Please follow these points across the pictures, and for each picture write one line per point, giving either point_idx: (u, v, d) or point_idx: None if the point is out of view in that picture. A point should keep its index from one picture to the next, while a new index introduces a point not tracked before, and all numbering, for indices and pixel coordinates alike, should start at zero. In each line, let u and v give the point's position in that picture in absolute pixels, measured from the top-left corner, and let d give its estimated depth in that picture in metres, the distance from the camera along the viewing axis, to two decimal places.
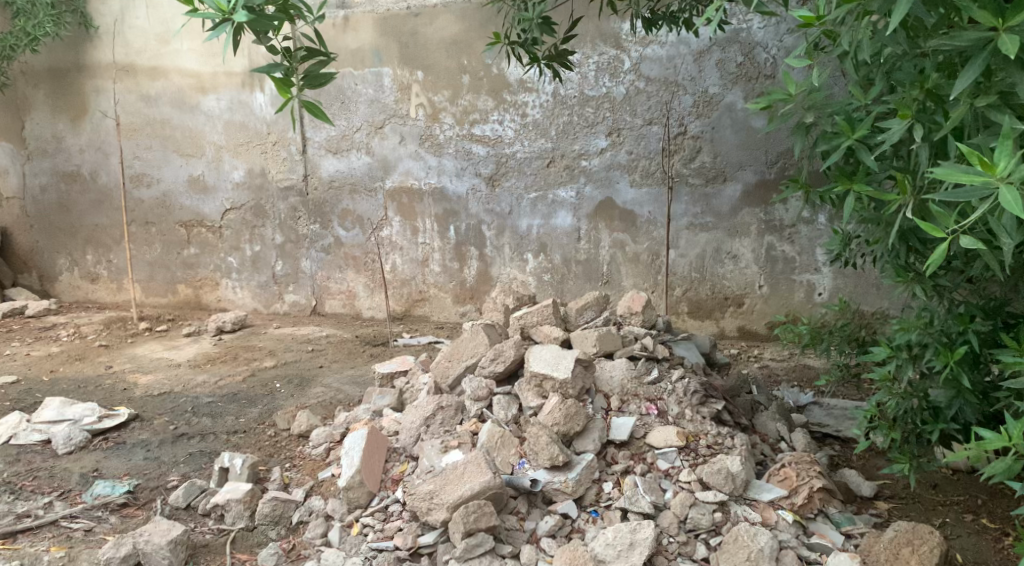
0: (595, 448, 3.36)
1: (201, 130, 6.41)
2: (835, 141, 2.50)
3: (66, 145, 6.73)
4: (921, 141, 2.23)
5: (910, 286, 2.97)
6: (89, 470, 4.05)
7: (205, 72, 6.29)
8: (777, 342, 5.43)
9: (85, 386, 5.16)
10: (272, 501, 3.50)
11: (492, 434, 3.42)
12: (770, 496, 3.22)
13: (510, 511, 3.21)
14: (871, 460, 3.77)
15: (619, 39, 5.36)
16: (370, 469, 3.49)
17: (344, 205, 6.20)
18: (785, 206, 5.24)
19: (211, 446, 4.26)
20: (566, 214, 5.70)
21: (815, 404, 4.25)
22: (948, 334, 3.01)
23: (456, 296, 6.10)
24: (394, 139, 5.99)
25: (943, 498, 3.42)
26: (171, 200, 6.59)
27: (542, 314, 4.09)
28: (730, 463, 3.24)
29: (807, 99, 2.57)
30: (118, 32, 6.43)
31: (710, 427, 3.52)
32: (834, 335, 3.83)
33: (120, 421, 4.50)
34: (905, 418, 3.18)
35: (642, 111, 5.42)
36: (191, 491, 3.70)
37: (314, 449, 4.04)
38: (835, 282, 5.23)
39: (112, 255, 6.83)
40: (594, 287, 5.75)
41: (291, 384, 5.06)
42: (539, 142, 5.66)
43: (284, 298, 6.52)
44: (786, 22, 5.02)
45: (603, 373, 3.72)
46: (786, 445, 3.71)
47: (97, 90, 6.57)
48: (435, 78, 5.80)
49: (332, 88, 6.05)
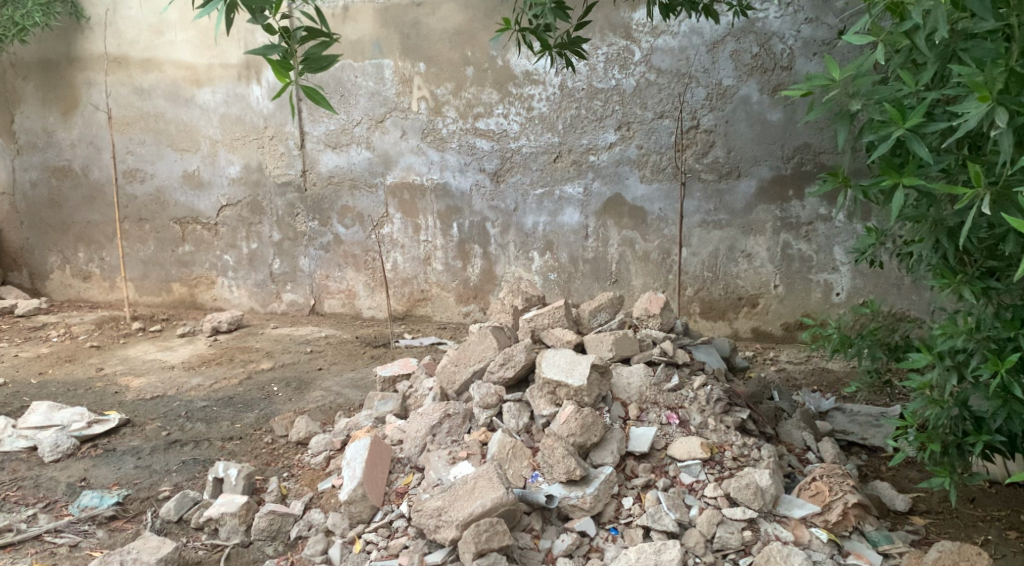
0: (614, 460, 3.16)
1: (195, 124, 6.19)
2: (884, 131, 2.29)
3: (57, 139, 6.51)
4: (1004, 127, 2.00)
5: (958, 288, 2.78)
6: (76, 480, 3.84)
7: (200, 65, 6.07)
8: (793, 344, 5.23)
9: (75, 389, 4.94)
10: (268, 515, 3.31)
11: (503, 445, 3.22)
12: (802, 513, 3.02)
13: (524, 528, 3.00)
14: (903, 471, 3.59)
15: (630, 29, 5.15)
16: (373, 482, 3.27)
17: (344, 201, 5.99)
18: (802, 203, 5.04)
19: (205, 454, 4.05)
20: (574, 211, 5.48)
21: (837, 410, 4.05)
22: (995, 339, 2.79)
23: (459, 296, 5.88)
24: (396, 133, 5.77)
25: (983, 513, 3.23)
26: (166, 195, 6.36)
27: (553, 316, 3.89)
28: (759, 477, 3.05)
29: (851, 85, 2.33)
30: (110, 23, 6.21)
31: (735, 437, 3.33)
32: (866, 341, 3.61)
33: (109, 427, 4.29)
34: (944, 429, 2.98)
35: (653, 104, 5.21)
36: (184, 503, 3.49)
37: (314, 458, 3.84)
38: (854, 282, 5.03)
39: (104, 253, 6.61)
40: (603, 287, 5.54)
41: (289, 387, 4.85)
42: (545, 137, 5.45)
43: (282, 297, 6.31)
44: (803, 11, 4.83)
45: (620, 379, 3.52)
46: (813, 455, 3.51)
47: (89, 82, 6.35)
48: (438, 70, 5.58)
49: (331, 79, 5.83)
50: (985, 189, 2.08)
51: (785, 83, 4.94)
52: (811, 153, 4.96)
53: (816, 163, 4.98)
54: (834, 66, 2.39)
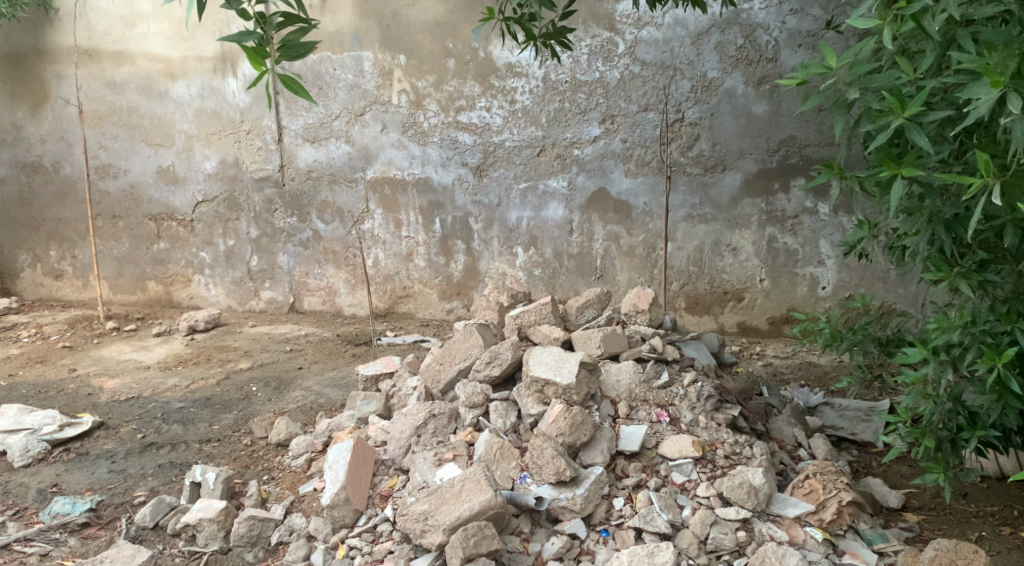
0: (604, 461, 3.10)
1: (169, 118, 6.03)
2: (882, 120, 2.24)
3: (26, 135, 6.33)
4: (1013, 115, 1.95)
5: (955, 281, 2.70)
6: (47, 485, 3.71)
7: (174, 57, 5.92)
8: (779, 339, 5.18)
9: (47, 391, 4.80)
10: (248, 521, 3.20)
11: (489, 446, 3.15)
12: (796, 512, 2.97)
13: (512, 531, 2.91)
14: (894, 466, 3.55)
15: (613, 20, 5.07)
16: (356, 485, 3.17)
17: (323, 197, 5.87)
18: (787, 196, 4.99)
19: (182, 457, 3.93)
20: (558, 206, 5.40)
21: (826, 405, 4.01)
22: (991, 333, 2.73)
23: (442, 292, 5.79)
24: (376, 127, 5.66)
25: (976, 509, 3.20)
26: (140, 192, 6.21)
27: (540, 313, 3.81)
28: (752, 475, 2.99)
29: (849, 73, 2.28)
30: (80, 15, 6.04)
31: (727, 435, 3.28)
32: (858, 336, 3.56)
33: (82, 430, 4.15)
34: (938, 423, 2.94)
35: (637, 97, 5.13)
36: (160, 509, 3.37)
37: (295, 460, 3.74)
38: (840, 275, 5.00)
39: (77, 251, 6.45)
40: (588, 283, 5.47)
41: (269, 388, 4.74)
42: (528, 130, 5.36)
43: (260, 295, 6.18)
44: (789, 2, 4.77)
45: (610, 377, 3.47)
46: (805, 451, 3.45)
47: (59, 76, 6.17)
48: (418, 62, 5.48)
49: (309, 71, 5.70)
50: (995, 178, 2.05)
51: (770, 75, 4.89)
52: (797, 145, 4.92)
53: (802, 156, 4.93)
54: (831, 53, 2.34)
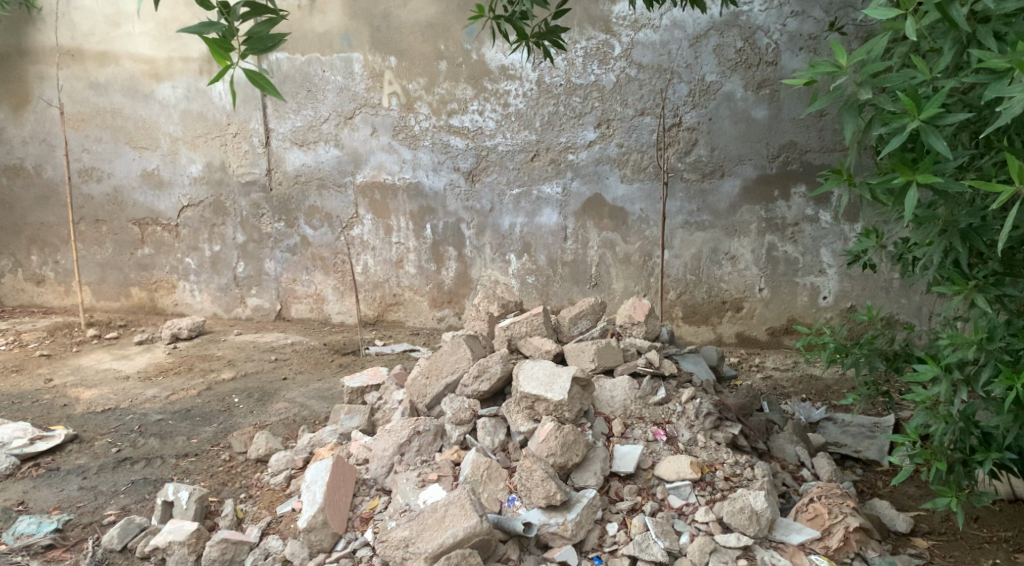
0: (597, 483, 2.94)
1: (154, 120, 5.86)
2: (897, 123, 2.08)
3: (7, 136, 6.15)
4: None
5: (970, 295, 2.53)
6: (13, 503, 3.53)
7: (159, 58, 5.75)
8: (778, 350, 5.02)
9: (20, 402, 4.61)
10: (220, 544, 3.00)
11: (476, 466, 2.97)
12: (801, 539, 2.81)
13: (499, 559, 2.73)
14: (901, 488, 3.38)
15: (610, 22, 4.91)
16: (335, 507, 3.00)
17: (312, 202, 5.71)
18: (788, 203, 4.84)
19: (157, 473, 3.75)
20: (552, 212, 5.24)
21: (829, 420, 3.85)
22: (1008, 350, 2.55)
23: (432, 300, 5.62)
24: (365, 130, 5.49)
25: (990, 534, 3.03)
26: (124, 196, 6.04)
27: (531, 324, 3.66)
28: (754, 499, 2.83)
29: (859, 71, 2.12)
30: (63, 14, 5.86)
31: (727, 455, 3.12)
32: (864, 350, 3.38)
33: (54, 444, 3.98)
34: (951, 445, 2.78)
35: (634, 101, 4.97)
36: (129, 530, 3.20)
37: (273, 477, 3.56)
38: (841, 285, 4.84)
39: (59, 256, 6.27)
40: (583, 291, 5.30)
41: (252, 399, 4.56)
42: (522, 135, 5.20)
43: (246, 302, 6.01)
44: (789, 4, 4.62)
45: (604, 393, 3.32)
46: (809, 472, 3.29)
47: (41, 77, 6.00)
48: (409, 64, 5.31)
49: (296, 72, 5.54)
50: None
51: (770, 78, 4.74)
52: (797, 151, 4.76)
53: (803, 162, 4.78)
54: (841, 50, 2.18)
